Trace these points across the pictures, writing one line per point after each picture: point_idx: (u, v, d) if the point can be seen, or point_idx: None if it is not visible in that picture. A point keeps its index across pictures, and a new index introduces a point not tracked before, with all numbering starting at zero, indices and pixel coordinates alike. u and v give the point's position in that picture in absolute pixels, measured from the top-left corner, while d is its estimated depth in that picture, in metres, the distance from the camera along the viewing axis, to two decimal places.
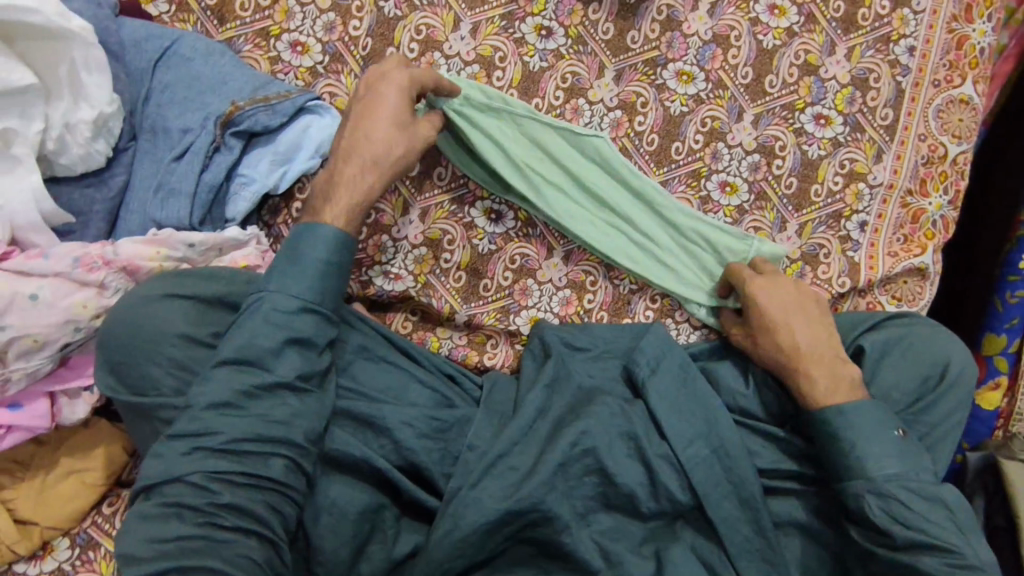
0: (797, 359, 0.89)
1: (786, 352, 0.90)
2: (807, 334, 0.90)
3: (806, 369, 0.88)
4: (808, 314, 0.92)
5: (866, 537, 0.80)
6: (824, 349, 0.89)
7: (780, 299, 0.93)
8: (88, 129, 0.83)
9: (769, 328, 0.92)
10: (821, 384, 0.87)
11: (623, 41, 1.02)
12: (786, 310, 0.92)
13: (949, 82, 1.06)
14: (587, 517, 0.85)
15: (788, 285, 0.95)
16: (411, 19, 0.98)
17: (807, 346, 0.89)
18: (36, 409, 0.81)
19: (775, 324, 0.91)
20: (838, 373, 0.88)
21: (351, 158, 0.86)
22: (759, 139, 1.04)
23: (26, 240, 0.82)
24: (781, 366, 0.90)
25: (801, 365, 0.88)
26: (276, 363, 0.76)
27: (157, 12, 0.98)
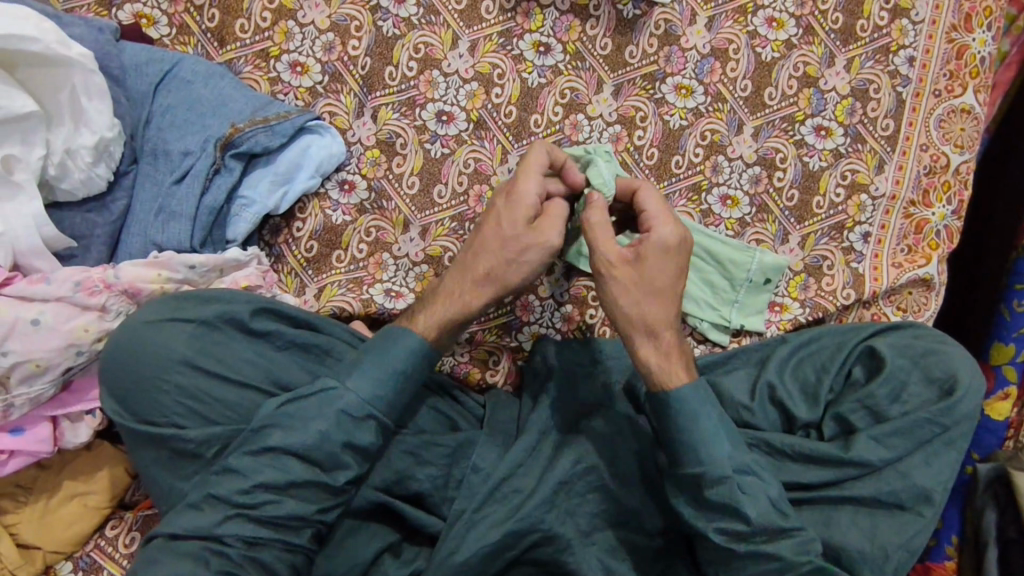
0: (628, 320, 0.82)
1: (655, 314, 0.82)
2: (677, 297, 0.83)
3: (660, 334, 0.82)
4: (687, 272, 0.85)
5: (722, 534, 0.78)
6: (676, 312, 0.84)
7: (655, 267, 0.82)
8: (89, 153, 0.84)
9: (651, 282, 0.82)
10: (671, 356, 0.82)
11: (622, 56, 1.02)
12: (657, 275, 0.82)
13: (950, 91, 1.05)
14: (591, 535, 0.84)
15: (670, 255, 0.83)
16: (410, 38, 0.99)
17: (646, 314, 0.81)
18: (39, 434, 0.81)
19: (657, 283, 0.82)
20: (683, 341, 0.84)
21: (461, 274, 0.82)
22: (760, 152, 1.03)
23: (28, 265, 0.82)
24: (643, 326, 0.81)
25: (659, 327, 0.82)
26: (309, 431, 0.75)
27: (157, 36, 0.98)
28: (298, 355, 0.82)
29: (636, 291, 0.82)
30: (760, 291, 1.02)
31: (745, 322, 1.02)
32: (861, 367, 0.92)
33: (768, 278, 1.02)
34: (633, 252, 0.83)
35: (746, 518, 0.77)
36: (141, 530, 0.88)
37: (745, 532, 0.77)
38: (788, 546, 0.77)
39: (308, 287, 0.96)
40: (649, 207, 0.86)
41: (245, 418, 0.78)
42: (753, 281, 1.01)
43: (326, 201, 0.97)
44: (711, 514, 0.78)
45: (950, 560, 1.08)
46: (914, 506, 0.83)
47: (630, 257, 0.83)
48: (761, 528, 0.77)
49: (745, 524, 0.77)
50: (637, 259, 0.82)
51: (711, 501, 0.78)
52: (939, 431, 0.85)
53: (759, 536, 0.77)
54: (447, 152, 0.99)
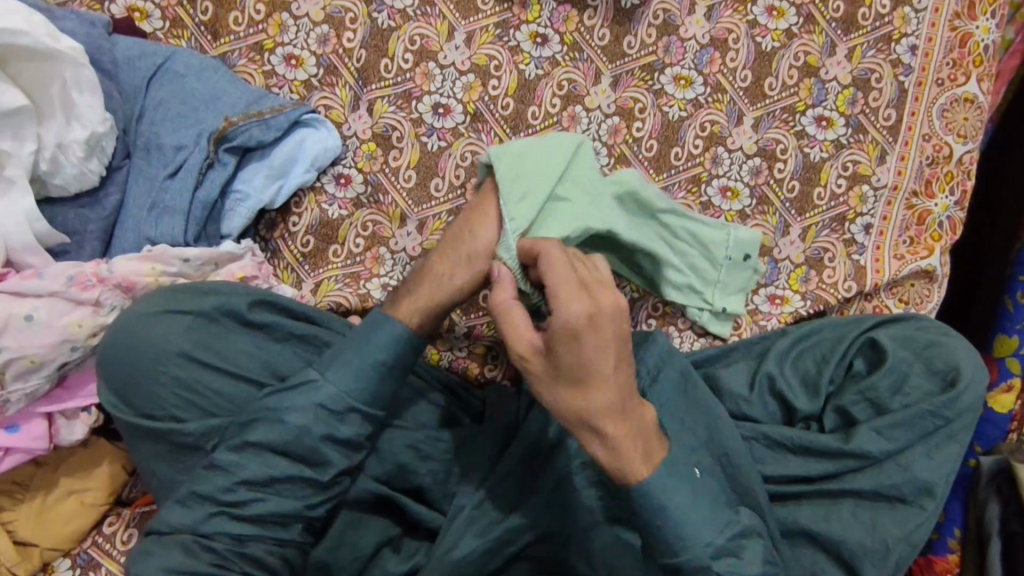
0: (573, 416, 0.72)
1: (589, 406, 0.71)
2: (611, 381, 0.71)
3: (600, 427, 0.71)
4: (618, 342, 0.72)
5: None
6: (619, 394, 0.72)
7: (575, 349, 0.70)
8: (81, 148, 0.83)
9: (570, 373, 0.71)
10: (622, 448, 0.72)
11: (620, 47, 1.01)
12: (580, 356, 0.70)
13: (953, 80, 1.03)
14: (590, 531, 0.82)
15: (588, 333, 0.70)
16: (405, 30, 0.98)
17: (588, 404, 0.71)
18: (35, 431, 0.81)
19: (582, 372, 0.70)
20: (635, 424, 0.73)
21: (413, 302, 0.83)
22: (760, 143, 1.02)
23: (21, 261, 0.82)
24: (577, 421, 0.72)
25: (601, 421, 0.71)
26: (301, 428, 0.73)
27: (151, 29, 0.98)
28: (296, 346, 0.81)
29: (559, 384, 0.71)
30: (737, 272, 0.99)
31: (725, 303, 0.99)
32: (864, 353, 0.91)
33: (745, 257, 0.99)
34: (544, 340, 0.72)
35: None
36: (138, 527, 0.87)
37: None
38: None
39: (305, 282, 0.96)
40: (554, 278, 0.74)
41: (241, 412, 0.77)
42: (730, 261, 0.99)
43: (322, 195, 0.97)
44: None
45: (952, 553, 1.08)
46: (917, 500, 0.83)
47: (541, 349, 0.72)
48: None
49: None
50: (547, 350, 0.72)
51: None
52: (942, 423, 0.84)
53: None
54: (444, 145, 0.98)
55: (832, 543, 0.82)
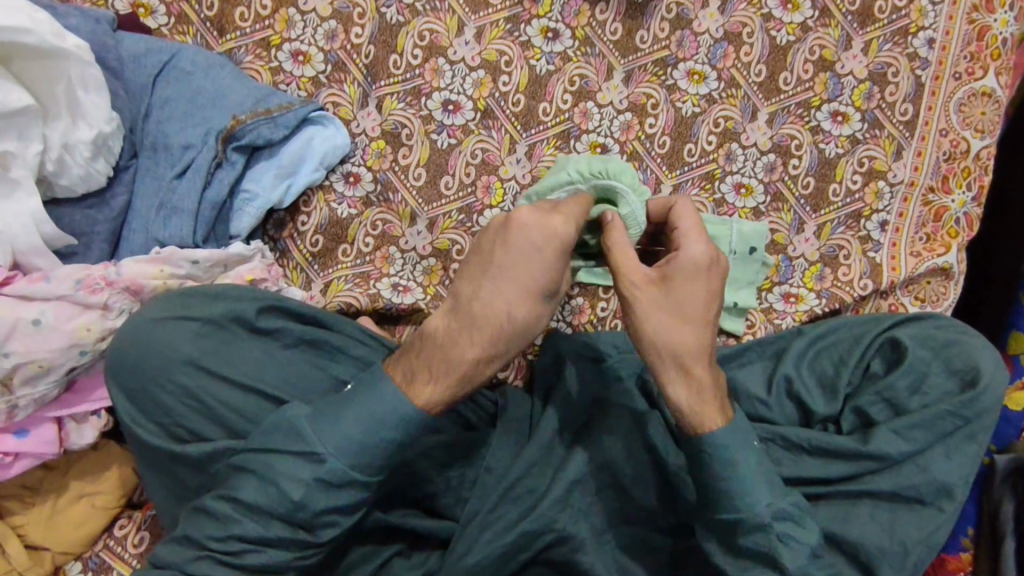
0: (665, 353, 0.70)
1: (688, 346, 0.70)
2: (710, 326, 0.71)
3: (690, 369, 0.70)
4: (719, 296, 0.73)
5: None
6: (711, 343, 0.72)
7: (694, 291, 0.70)
8: (87, 149, 0.81)
9: (680, 309, 0.70)
10: (708, 393, 0.71)
11: (632, 41, 0.99)
12: (696, 300, 0.70)
13: (971, 74, 1.01)
14: (606, 533, 0.84)
15: (706, 281, 0.71)
16: (414, 25, 0.96)
17: (691, 343, 0.70)
18: (44, 436, 0.79)
19: (690, 311, 0.70)
20: (716, 374, 0.73)
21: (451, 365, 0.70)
22: (774, 139, 1.01)
23: (27, 263, 0.80)
24: (670, 359, 0.70)
25: (694, 362, 0.70)
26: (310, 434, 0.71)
27: (155, 25, 0.96)
28: (307, 351, 0.80)
29: (666, 321, 0.70)
30: (747, 267, 0.99)
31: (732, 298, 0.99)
32: (882, 352, 0.90)
33: (752, 250, 0.99)
34: (660, 273, 0.72)
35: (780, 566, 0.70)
36: (149, 531, 0.86)
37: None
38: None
39: (314, 282, 0.95)
40: (680, 222, 0.75)
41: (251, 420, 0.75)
42: (737, 253, 0.99)
43: (331, 194, 0.95)
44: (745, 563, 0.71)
45: (965, 552, 1.08)
46: (935, 501, 0.82)
47: (656, 279, 0.71)
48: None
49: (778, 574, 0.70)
50: (664, 282, 0.71)
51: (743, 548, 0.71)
52: (961, 424, 0.83)
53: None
54: (454, 142, 0.97)
55: (853, 547, 0.80)
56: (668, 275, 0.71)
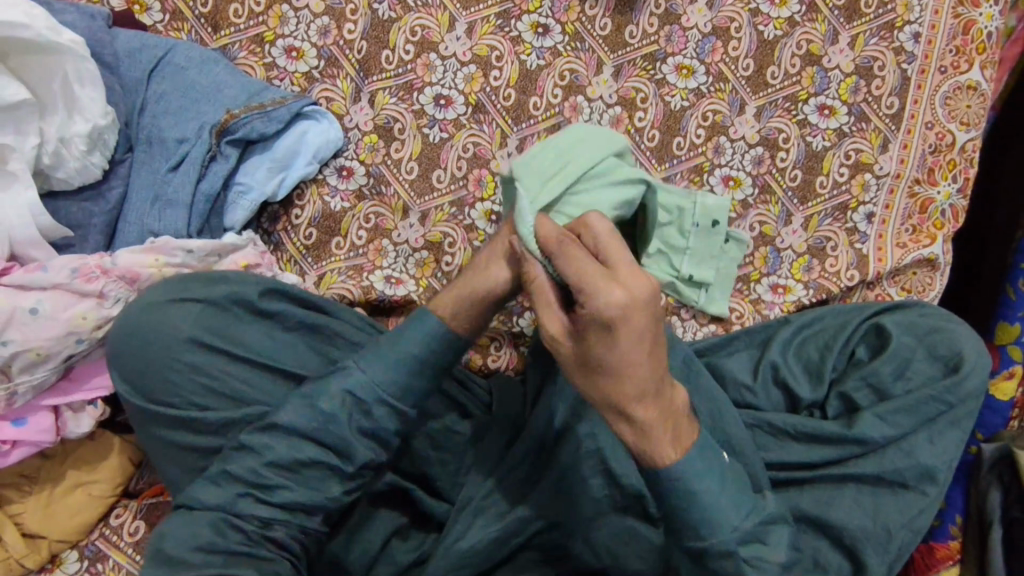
0: (608, 405, 0.68)
1: (625, 396, 0.66)
2: (644, 370, 0.66)
3: (631, 413, 0.67)
4: (653, 334, 0.66)
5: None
6: (655, 381, 0.67)
7: (614, 345, 0.65)
8: (83, 142, 0.82)
9: (604, 365, 0.66)
10: (655, 435, 0.68)
11: (621, 36, 1.01)
12: (621, 351, 0.65)
13: (956, 67, 1.03)
14: (595, 521, 0.82)
15: (625, 329, 0.65)
16: (406, 21, 0.98)
17: (630, 395, 0.66)
18: (41, 424, 0.80)
19: (612, 364, 0.66)
20: (668, 409, 0.69)
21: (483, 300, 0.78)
22: (762, 132, 1.02)
23: (25, 254, 0.81)
24: (606, 406, 0.68)
25: (636, 413, 0.67)
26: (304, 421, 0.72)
27: (151, 22, 0.97)
28: (307, 335, 0.81)
29: (596, 377, 0.67)
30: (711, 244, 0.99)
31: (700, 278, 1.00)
32: (868, 337, 0.92)
33: (714, 224, 0.98)
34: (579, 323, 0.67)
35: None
36: (145, 519, 0.89)
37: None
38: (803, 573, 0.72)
39: (308, 274, 0.96)
40: (573, 272, 0.67)
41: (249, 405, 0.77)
42: (699, 229, 0.98)
43: (324, 187, 0.96)
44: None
45: (953, 541, 1.10)
46: (918, 485, 0.83)
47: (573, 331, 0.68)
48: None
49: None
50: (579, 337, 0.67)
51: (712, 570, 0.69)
52: (944, 408, 0.84)
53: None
54: (446, 136, 0.98)
55: (838, 530, 0.81)
56: (585, 327, 0.66)
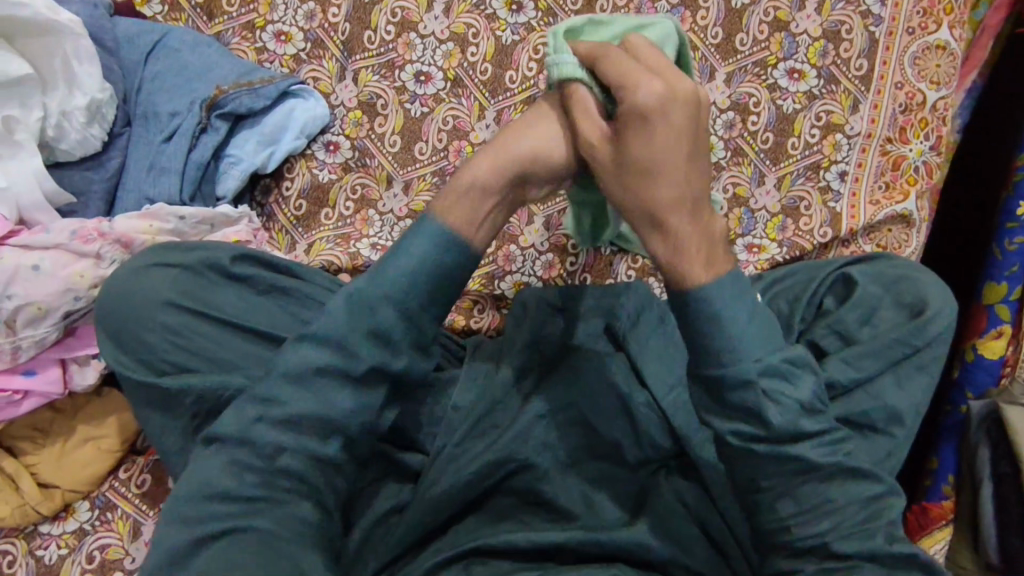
0: (651, 208, 0.68)
1: (660, 198, 0.67)
2: (681, 170, 0.67)
3: (665, 219, 0.68)
4: (688, 135, 0.68)
5: (737, 437, 0.66)
6: (691, 192, 0.68)
7: (655, 141, 0.67)
8: (83, 114, 0.90)
9: (641, 164, 0.68)
10: (688, 247, 0.67)
11: (592, 10, 1.04)
12: (668, 144, 0.67)
13: (925, 28, 1.04)
14: (567, 467, 0.88)
15: (659, 126, 0.67)
16: (387, 3, 1.03)
17: (670, 193, 0.67)
18: (49, 376, 0.87)
19: (649, 162, 0.67)
20: (703, 223, 0.68)
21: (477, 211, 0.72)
22: (733, 97, 1.05)
23: (31, 219, 0.88)
24: (643, 217, 0.69)
25: (668, 216, 0.67)
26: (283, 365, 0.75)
27: (151, 14, 1.04)
28: (279, 299, 0.85)
29: (639, 183, 0.68)
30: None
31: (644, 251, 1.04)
32: (836, 285, 0.96)
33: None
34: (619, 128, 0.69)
35: (766, 422, 0.65)
36: (151, 474, 0.95)
37: (765, 435, 0.66)
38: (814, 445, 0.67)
39: (299, 243, 1.01)
40: (615, 74, 0.69)
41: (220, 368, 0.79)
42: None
43: (313, 161, 1.02)
44: (733, 415, 0.66)
45: (947, 499, 1.18)
46: (887, 429, 0.84)
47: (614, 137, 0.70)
48: (781, 433, 0.66)
49: (762, 427, 0.65)
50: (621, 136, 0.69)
51: (730, 402, 0.66)
52: (911, 351, 0.86)
53: (781, 437, 0.66)
54: (426, 110, 1.03)
55: None
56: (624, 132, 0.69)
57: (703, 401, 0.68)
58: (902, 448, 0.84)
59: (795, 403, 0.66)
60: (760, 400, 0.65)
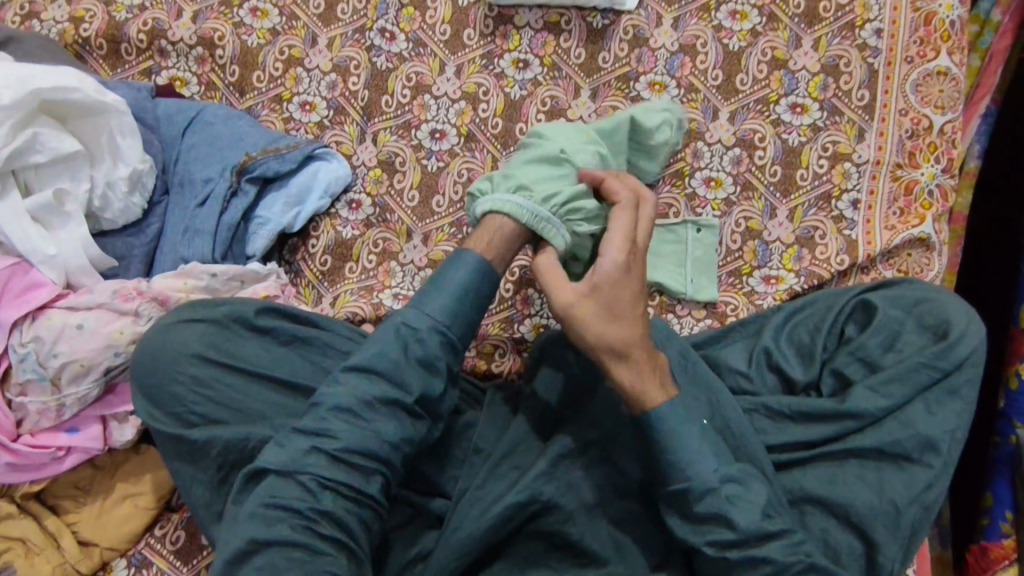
0: (617, 346, 0.79)
1: (624, 337, 0.80)
2: (637, 316, 0.81)
3: (626, 354, 0.79)
4: (644, 291, 0.83)
5: (713, 545, 0.76)
6: (642, 333, 0.81)
7: (622, 292, 0.81)
8: (126, 184, 0.98)
9: (613, 309, 0.80)
10: (642, 377, 0.79)
11: (595, 62, 1.10)
12: (633, 295, 0.81)
13: (923, 56, 1.06)
14: (593, 510, 0.86)
15: (628, 282, 0.82)
16: (402, 70, 1.11)
17: (628, 334, 0.80)
18: (90, 432, 0.92)
19: (615, 308, 0.80)
20: (653, 358, 0.81)
21: (561, 289, 0.83)
22: (738, 134, 1.08)
23: (77, 283, 0.95)
24: (609, 353, 0.79)
25: (629, 350, 0.79)
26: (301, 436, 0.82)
27: (189, 94, 1.14)
28: (299, 348, 0.88)
29: (609, 324, 0.80)
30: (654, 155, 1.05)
31: (658, 281, 1.05)
32: (855, 311, 0.94)
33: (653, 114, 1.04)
34: (590, 283, 0.81)
35: (733, 524, 0.75)
36: (185, 529, 0.96)
37: (734, 540, 0.75)
38: (779, 549, 0.74)
39: (324, 297, 1.06)
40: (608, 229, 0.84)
41: (246, 417, 0.84)
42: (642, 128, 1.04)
43: (337, 219, 1.08)
44: (704, 526, 0.76)
45: (1007, 538, 1.08)
46: (922, 458, 0.82)
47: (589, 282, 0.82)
48: (749, 534, 0.75)
49: (732, 531, 0.75)
50: (592, 284, 0.81)
51: (698, 513, 0.76)
52: (939, 375, 0.84)
53: (750, 540, 0.75)
54: (442, 165, 1.08)
55: (842, 508, 0.81)
56: (598, 284, 0.81)
57: (676, 518, 0.79)
58: (941, 478, 0.81)
59: (755, 509, 0.76)
60: (721, 503, 0.76)
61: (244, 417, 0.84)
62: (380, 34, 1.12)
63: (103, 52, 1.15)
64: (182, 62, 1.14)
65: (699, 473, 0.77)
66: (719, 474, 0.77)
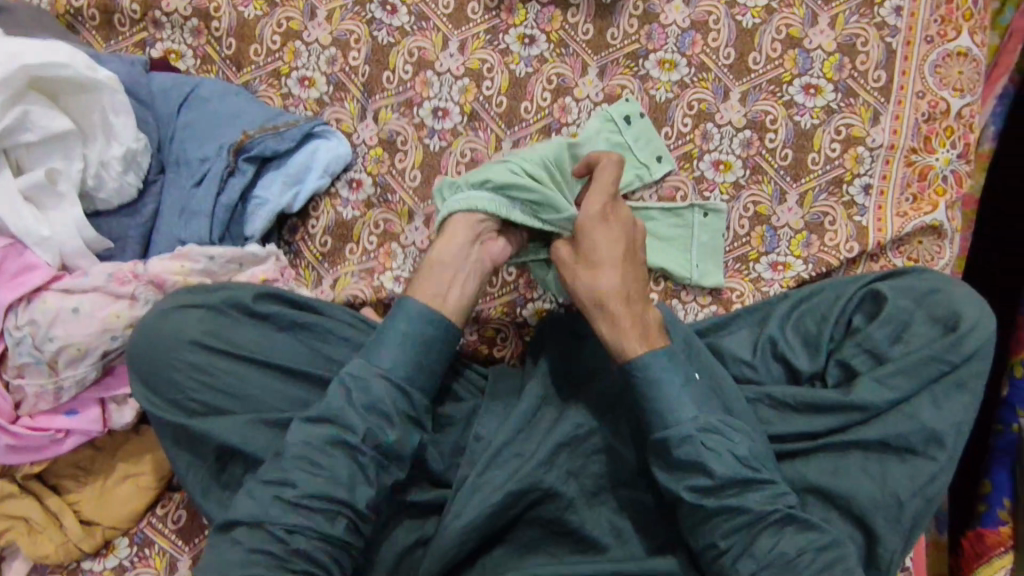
0: (598, 295, 0.85)
1: (604, 285, 0.85)
2: (618, 265, 0.86)
3: (606, 304, 0.85)
4: (629, 239, 0.88)
5: (692, 491, 0.77)
6: (625, 280, 0.86)
7: (603, 242, 0.87)
8: (120, 163, 0.95)
9: (593, 258, 0.87)
10: (625, 328, 0.84)
11: (604, 39, 1.06)
12: (615, 244, 0.87)
13: (943, 36, 1.03)
14: (594, 498, 0.86)
15: (608, 231, 0.88)
16: (404, 44, 1.07)
17: (609, 282, 0.85)
18: (90, 415, 0.92)
19: (597, 255, 0.87)
20: (640, 311, 0.85)
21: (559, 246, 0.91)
22: (748, 116, 1.05)
23: (73, 265, 0.94)
24: (591, 302, 0.86)
25: (609, 300, 0.85)
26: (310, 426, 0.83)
27: (184, 67, 1.11)
28: (299, 334, 0.88)
29: (591, 271, 0.87)
30: (643, 161, 1.04)
31: (663, 264, 1.03)
32: (862, 303, 0.92)
33: (628, 119, 1.04)
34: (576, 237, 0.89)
35: (709, 471, 0.77)
36: (186, 509, 0.96)
37: (711, 487, 0.77)
38: (756, 498, 0.77)
39: (324, 278, 1.04)
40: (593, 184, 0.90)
41: (246, 405, 0.84)
42: (620, 134, 1.04)
43: (337, 199, 1.05)
44: (683, 473, 0.78)
45: (1003, 525, 1.07)
46: (926, 450, 0.81)
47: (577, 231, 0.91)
48: (725, 482, 0.76)
49: (709, 477, 0.77)
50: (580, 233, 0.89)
51: (679, 460, 0.78)
52: (948, 369, 0.83)
53: (726, 489, 0.77)
54: (445, 144, 1.06)
55: (845, 500, 0.81)
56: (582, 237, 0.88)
57: (657, 467, 0.80)
58: (945, 471, 0.80)
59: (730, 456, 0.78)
60: (700, 452, 0.77)
61: (247, 404, 0.84)
62: (381, 6, 1.08)
63: (96, 22, 1.12)
64: (177, 34, 1.10)
65: (680, 423, 0.79)
66: (699, 425, 0.78)
